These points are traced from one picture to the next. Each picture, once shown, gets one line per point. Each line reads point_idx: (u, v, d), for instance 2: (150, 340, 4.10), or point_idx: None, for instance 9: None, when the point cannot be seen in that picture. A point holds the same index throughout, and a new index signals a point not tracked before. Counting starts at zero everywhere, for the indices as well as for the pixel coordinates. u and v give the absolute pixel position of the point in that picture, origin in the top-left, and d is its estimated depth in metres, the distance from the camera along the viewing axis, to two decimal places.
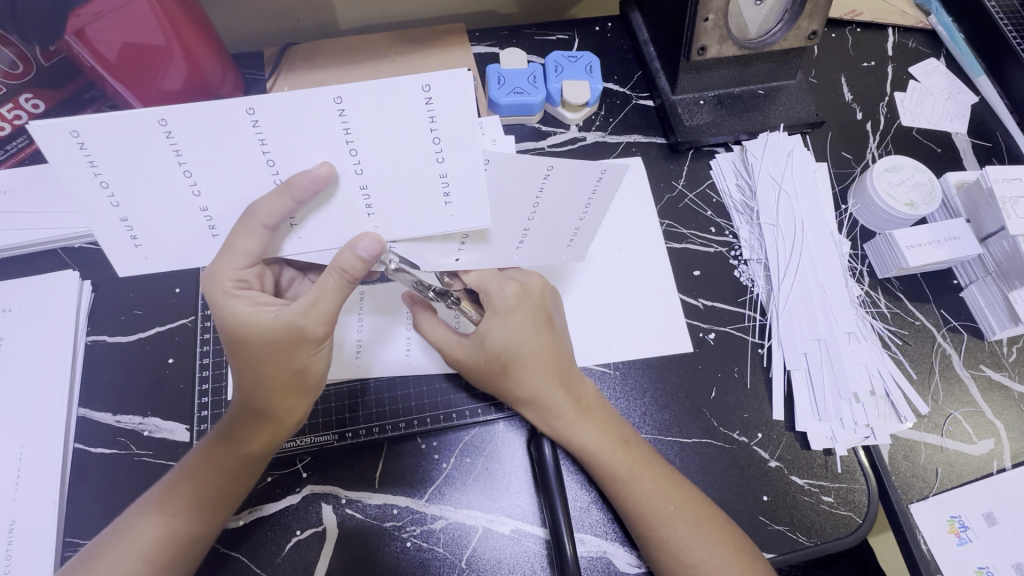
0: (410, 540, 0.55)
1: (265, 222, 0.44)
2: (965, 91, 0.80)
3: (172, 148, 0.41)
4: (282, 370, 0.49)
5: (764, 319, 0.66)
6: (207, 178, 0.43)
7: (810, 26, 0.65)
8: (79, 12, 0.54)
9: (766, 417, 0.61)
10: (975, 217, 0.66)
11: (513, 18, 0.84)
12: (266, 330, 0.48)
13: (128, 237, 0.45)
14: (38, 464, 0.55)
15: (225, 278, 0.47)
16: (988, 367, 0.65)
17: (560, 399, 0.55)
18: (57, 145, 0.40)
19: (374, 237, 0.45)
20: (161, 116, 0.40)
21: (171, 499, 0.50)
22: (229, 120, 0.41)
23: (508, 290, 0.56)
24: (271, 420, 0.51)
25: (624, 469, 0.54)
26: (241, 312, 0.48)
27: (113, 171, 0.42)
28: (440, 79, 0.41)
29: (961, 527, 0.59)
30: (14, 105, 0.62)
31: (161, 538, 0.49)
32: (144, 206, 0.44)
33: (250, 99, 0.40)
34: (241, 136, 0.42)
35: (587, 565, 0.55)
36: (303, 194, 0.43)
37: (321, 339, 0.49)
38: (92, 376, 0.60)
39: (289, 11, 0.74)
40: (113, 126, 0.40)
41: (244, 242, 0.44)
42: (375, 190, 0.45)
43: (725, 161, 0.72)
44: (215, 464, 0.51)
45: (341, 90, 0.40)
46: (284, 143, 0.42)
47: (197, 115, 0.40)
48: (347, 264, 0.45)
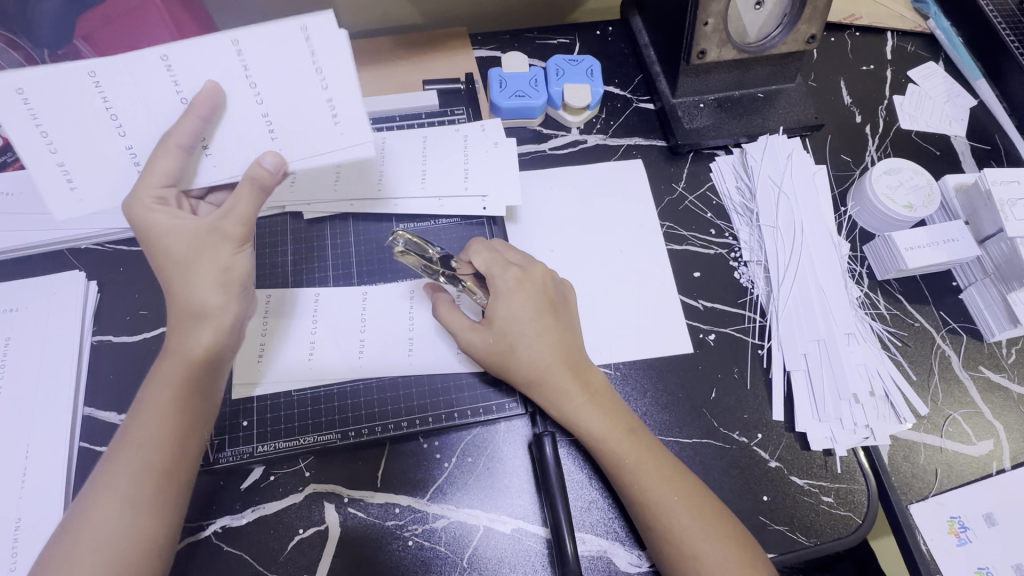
0: (412, 539, 0.56)
1: (180, 142, 0.47)
2: (964, 94, 0.80)
3: (102, 97, 0.47)
4: (206, 265, 0.48)
5: (763, 320, 0.66)
6: (132, 122, 0.48)
7: (808, 30, 0.66)
8: (87, 18, 0.55)
9: (766, 417, 0.62)
10: (974, 219, 0.67)
11: (515, 22, 0.85)
12: (190, 238, 0.48)
13: (64, 181, 0.49)
14: (45, 462, 0.56)
15: (144, 194, 0.47)
16: (988, 368, 0.65)
17: (567, 382, 0.56)
18: (71, 75, 0.45)
19: (276, 153, 0.49)
20: (162, 53, 0.46)
21: (128, 435, 0.48)
22: (216, 47, 0.46)
23: (511, 275, 0.58)
24: (201, 320, 0.49)
25: (632, 456, 0.54)
26: (164, 225, 0.48)
27: (122, 105, 0.47)
28: (316, 24, 0.46)
29: (961, 528, 0.59)
30: None
31: (125, 512, 0.46)
32: (73, 149, 0.48)
33: (235, 32, 0.46)
34: (151, 72, 0.47)
35: (588, 564, 0.55)
36: (204, 111, 0.47)
37: (241, 239, 0.49)
38: (98, 376, 0.60)
39: (293, 16, 0.75)
40: (123, 63, 0.46)
41: (163, 160, 0.47)
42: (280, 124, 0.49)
43: (725, 164, 0.73)
44: (157, 424, 0.48)
45: (236, 34, 0.46)
46: (190, 75, 0.47)
47: (192, 49, 0.46)
48: (255, 173, 0.48)
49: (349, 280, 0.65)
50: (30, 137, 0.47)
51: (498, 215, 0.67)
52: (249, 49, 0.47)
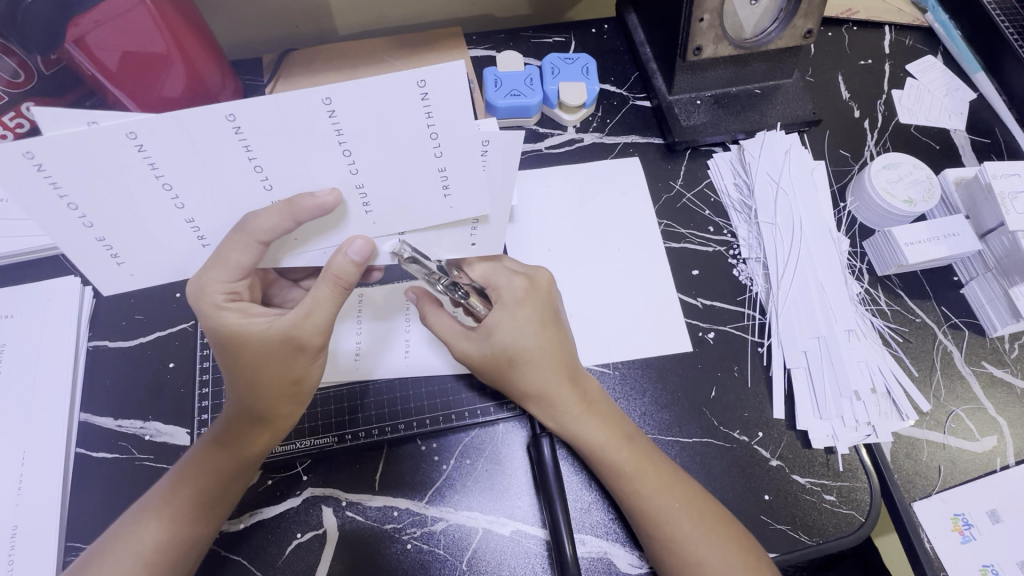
0: (411, 542, 0.55)
1: (262, 239, 0.44)
2: (963, 88, 0.79)
3: (148, 162, 0.40)
4: (279, 380, 0.49)
5: (763, 317, 0.66)
6: (190, 192, 0.43)
7: (805, 25, 0.65)
8: (79, 22, 0.53)
9: (767, 416, 0.61)
10: (975, 213, 0.66)
11: (511, 20, 0.84)
12: (260, 341, 0.47)
13: (109, 256, 0.46)
14: (41, 469, 0.55)
15: (213, 291, 0.47)
16: (990, 363, 0.65)
17: (565, 394, 0.56)
18: (115, 147, 0.39)
19: (366, 240, 0.47)
20: (230, 111, 0.38)
21: (169, 505, 0.50)
22: (306, 108, 0.39)
23: (518, 283, 0.57)
24: (267, 425, 0.51)
25: (631, 465, 0.53)
26: (233, 323, 0.48)
27: (175, 173, 0.41)
28: (438, 77, 0.39)
29: (965, 525, 0.58)
30: (17, 112, 0.64)
31: (160, 542, 0.49)
32: (116, 222, 0.43)
33: (328, 89, 0.38)
34: (225, 142, 0.40)
35: (588, 566, 0.55)
36: (307, 217, 0.43)
37: (318, 347, 0.49)
38: (94, 382, 0.60)
39: (288, 18, 0.75)
40: (173, 126, 0.39)
41: (239, 256, 0.45)
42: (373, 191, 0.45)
43: (723, 160, 0.72)
44: (209, 472, 0.50)
45: (330, 91, 0.38)
46: (271, 146, 0.41)
47: (268, 109, 0.39)
48: (342, 271, 0.46)
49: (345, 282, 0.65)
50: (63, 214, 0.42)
51: None
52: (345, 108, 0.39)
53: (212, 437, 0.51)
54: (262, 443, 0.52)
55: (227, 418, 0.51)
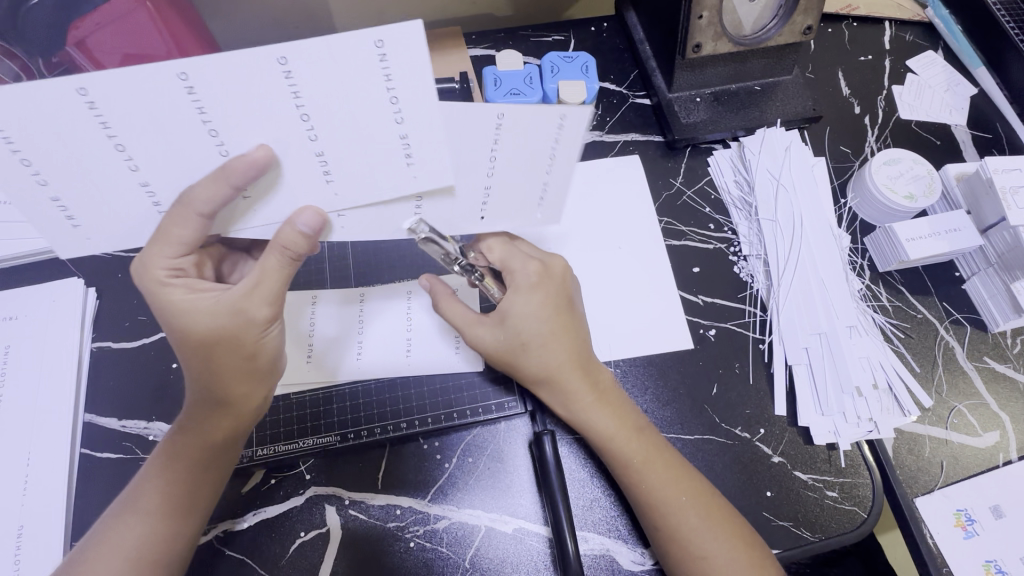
0: (414, 540, 0.56)
1: (201, 210, 0.43)
2: (964, 83, 0.79)
3: (100, 121, 0.39)
4: (235, 360, 0.49)
5: (764, 314, 0.65)
6: (233, 134, 0.41)
7: (804, 21, 0.65)
8: (79, 24, 0.54)
9: (769, 413, 0.61)
10: (976, 208, 0.66)
11: (510, 20, 0.84)
12: (204, 314, 0.47)
13: (64, 217, 0.43)
14: (45, 471, 0.56)
15: (156, 267, 0.47)
16: (992, 358, 0.65)
17: (578, 382, 0.55)
18: (62, 101, 0.37)
19: (314, 210, 0.46)
20: (280, 54, 0.37)
21: (146, 500, 0.50)
22: (353, 56, 0.38)
23: (531, 268, 0.57)
24: (228, 408, 0.51)
25: (641, 456, 0.54)
26: (179, 301, 0.47)
27: (126, 131, 0.39)
28: (394, 36, 0.37)
29: (967, 520, 0.58)
30: None
31: (142, 537, 0.49)
32: (68, 181, 0.41)
33: (379, 29, 0.37)
34: (178, 106, 0.39)
35: (590, 563, 0.55)
36: (241, 180, 0.41)
37: (267, 320, 0.48)
38: (98, 383, 0.61)
39: (289, 19, 0.75)
40: (125, 85, 0.37)
41: (179, 231, 0.44)
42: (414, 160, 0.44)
43: (724, 158, 0.72)
44: (180, 463, 0.51)
45: (382, 33, 0.37)
46: (321, 89, 0.39)
47: (221, 67, 0.37)
48: (290, 241, 0.45)
49: (346, 280, 0.65)
50: (14, 171, 0.40)
51: None
52: (395, 54, 0.38)
53: (182, 426, 0.52)
54: (232, 428, 0.52)
55: (189, 407, 0.52)
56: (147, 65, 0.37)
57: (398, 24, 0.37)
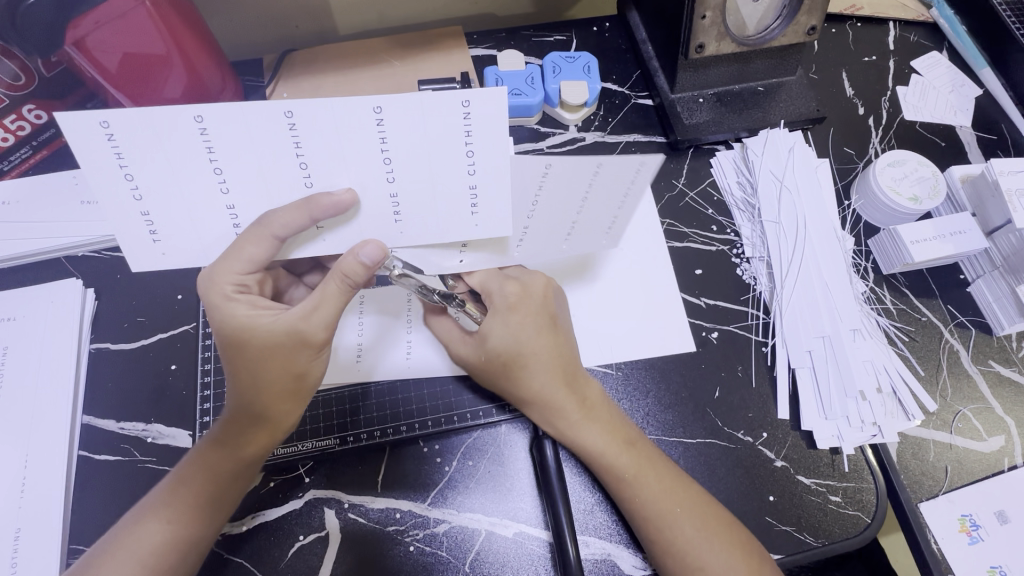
0: (413, 544, 0.55)
1: (277, 233, 0.46)
2: (968, 84, 0.79)
3: (115, 152, 0.42)
4: (279, 375, 0.49)
5: (767, 317, 0.65)
6: (236, 179, 0.45)
7: (808, 21, 0.65)
8: (79, 23, 0.53)
9: (772, 416, 0.61)
10: (981, 211, 0.65)
11: (512, 19, 0.84)
12: (264, 332, 0.49)
13: (147, 230, 0.46)
14: (43, 473, 0.55)
15: (224, 282, 0.48)
16: (997, 362, 0.64)
17: (563, 399, 0.55)
18: (180, 126, 0.42)
19: (377, 244, 0.47)
20: (287, 108, 0.41)
21: (171, 505, 0.50)
22: (357, 118, 0.42)
23: (509, 288, 0.57)
24: (266, 424, 0.51)
25: (631, 471, 0.53)
26: (241, 316, 0.49)
27: (228, 160, 0.44)
28: (483, 100, 0.42)
29: (972, 526, 0.58)
30: (17, 116, 0.64)
31: (160, 541, 0.49)
32: (166, 200, 0.45)
33: (380, 99, 0.41)
34: (276, 137, 0.43)
35: (591, 568, 0.55)
36: (322, 214, 0.45)
37: (320, 344, 0.49)
38: (96, 384, 0.60)
39: (289, 17, 0.75)
40: (235, 118, 0.42)
41: (250, 249, 0.46)
42: (406, 202, 0.47)
43: (726, 158, 0.71)
44: (208, 474, 0.51)
45: (382, 101, 0.42)
46: (320, 155, 0.44)
47: (322, 109, 0.42)
48: (348, 269, 0.47)
49: None
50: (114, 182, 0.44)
51: None
52: (393, 118, 0.42)
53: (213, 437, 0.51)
54: (266, 443, 0.52)
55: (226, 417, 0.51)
56: (258, 104, 0.41)
57: (488, 90, 0.42)
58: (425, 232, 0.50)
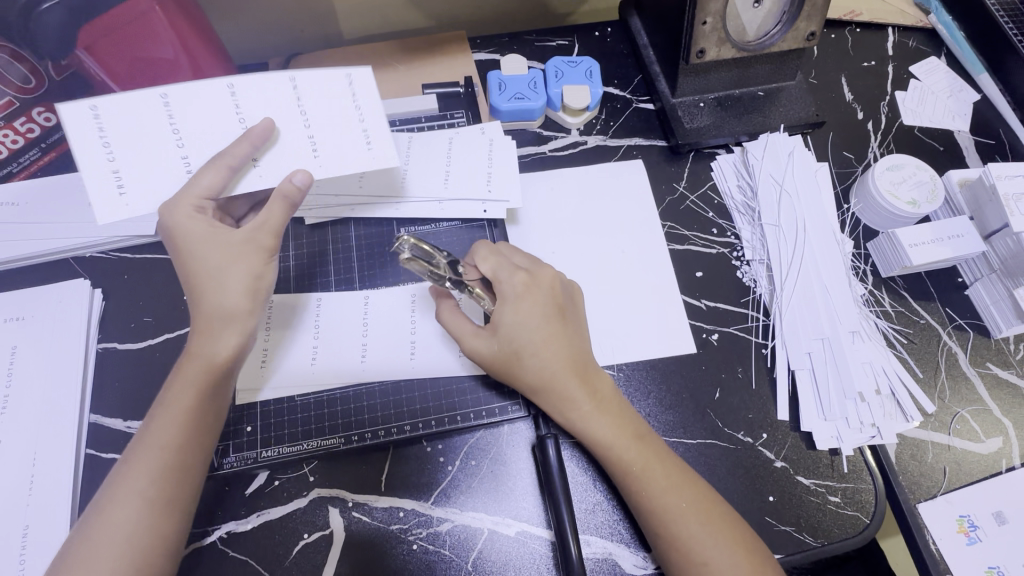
0: (417, 543, 0.56)
1: (230, 164, 0.51)
2: (966, 89, 0.79)
3: (169, 117, 0.53)
4: (236, 313, 0.51)
5: (767, 319, 0.66)
6: (189, 131, 0.53)
7: (807, 27, 0.66)
8: (90, 28, 0.54)
9: (771, 417, 0.61)
10: (979, 215, 0.66)
11: (514, 24, 0.85)
12: (222, 250, 0.51)
13: (114, 184, 0.52)
14: (50, 471, 0.56)
15: (183, 211, 0.51)
16: (995, 365, 0.65)
17: (575, 389, 0.56)
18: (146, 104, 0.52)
19: (305, 171, 0.53)
20: (229, 83, 0.53)
21: (133, 480, 0.48)
22: (278, 86, 0.54)
23: (519, 279, 0.57)
24: (221, 365, 0.51)
25: (639, 463, 0.54)
26: (197, 247, 0.51)
27: (187, 127, 0.53)
28: (359, 75, 0.55)
29: (970, 526, 0.58)
30: (28, 118, 0.67)
31: (130, 519, 0.47)
32: (127, 159, 0.52)
33: (352, 70, 0.55)
34: (217, 100, 0.53)
35: (593, 567, 0.55)
36: (256, 143, 0.52)
37: (271, 250, 0.52)
38: (103, 383, 0.61)
39: (294, 22, 0.76)
40: (192, 94, 0.53)
41: (209, 178, 0.51)
42: (322, 143, 0.55)
43: (727, 162, 0.72)
44: (162, 442, 0.49)
45: (351, 71, 0.55)
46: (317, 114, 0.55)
47: (260, 84, 0.54)
48: (285, 191, 0.52)
49: (351, 284, 0.65)
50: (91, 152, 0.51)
51: (498, 218, 0.66)
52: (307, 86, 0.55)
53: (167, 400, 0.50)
54: (219, 393, 0.51)
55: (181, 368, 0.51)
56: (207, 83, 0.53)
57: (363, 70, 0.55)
58: (346, 170, 0.56)
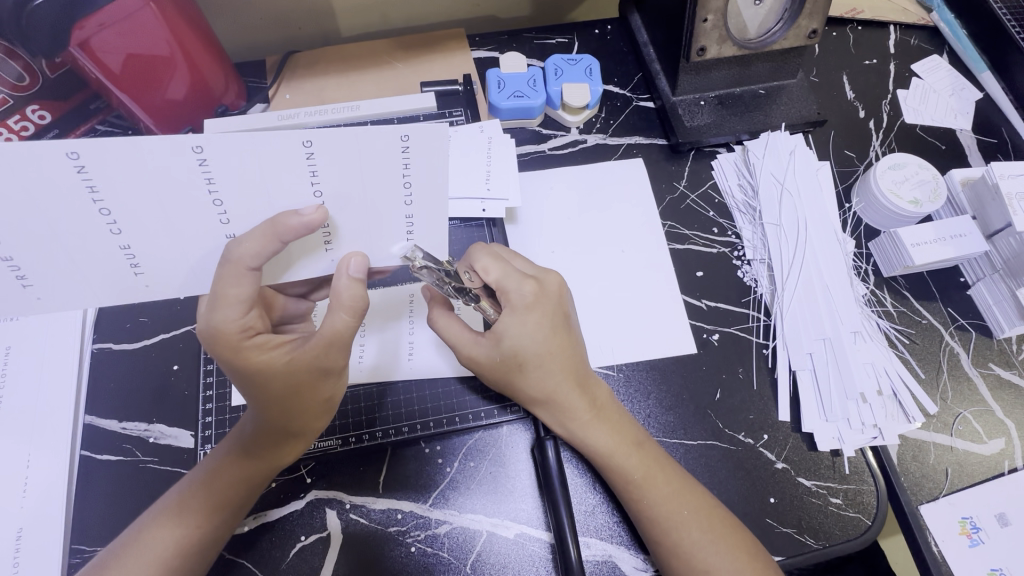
0: (415, 545, 0.55)
1: (249, 265, 0.42)
2: (968, 87, 0.79)
3: (88, 186, 0.38)
4: (310, 402, 0.50)
5: (768, 319, 0.65)
6: (130, 221, 0.41)
7: (809, 25, 0.65)
8: (84, 25, 0.53)
9: (772, 418, 0.61)
10: (982, 214, 0.66)
11: (513, 21, 0.84)
12: (286, 372, 0.46)
13: (14, 277, 0.42)
14: (45, 473, 0.55)
15: (229, 332, 0.44)
16: (998, 365, 0.64)
17: (576, 400, 0.55)
18: (55, 172, 0.37)
19: (360, 257, 0.47)
20: (196, 143, 0.37)
21: (188, 511, 0.50)
22: (284, 148, 0.39)
23: (528, 287, 0.56)
24: (295, 440, 0.52)
25: (639, 472, 0.53)
26: (257, 359, 0.45)
27: (116, 199, 0.39)
28: (420, 134, 0.40)
29: (972, 528, 0.58)
30: (22, 116, 0.65)
31: (178, 546, 0.49)
32: (28, 245, 0.41)
33: (410, 128, 0.39)
34: (186, 172, 0.39)
35: (593, 569, 0.55)
36: (290, 235, 0.42)
37: (341, 369, 0.50)
38: (98, 383, 0.60)
39: (291, 19, 0.75)
40: (119, 152, 0.37)
41: (236, 288, 0.43)
42: (339, 216, 0.44)
43: (727, 161, 0.72)
44: (226, 481, 0.51)
45: (410, 130, 0.40)
46: (330, 176, 0.41)
47: (236, 145, 0.38)
48: (349, 294, 0.46)
49: None
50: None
51: (498, 216, 0.66)
52: (325, 150, 0.39)
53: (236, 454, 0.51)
54: (285, 457, 0.53)
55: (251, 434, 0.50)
56: (159, 139, 0.37)
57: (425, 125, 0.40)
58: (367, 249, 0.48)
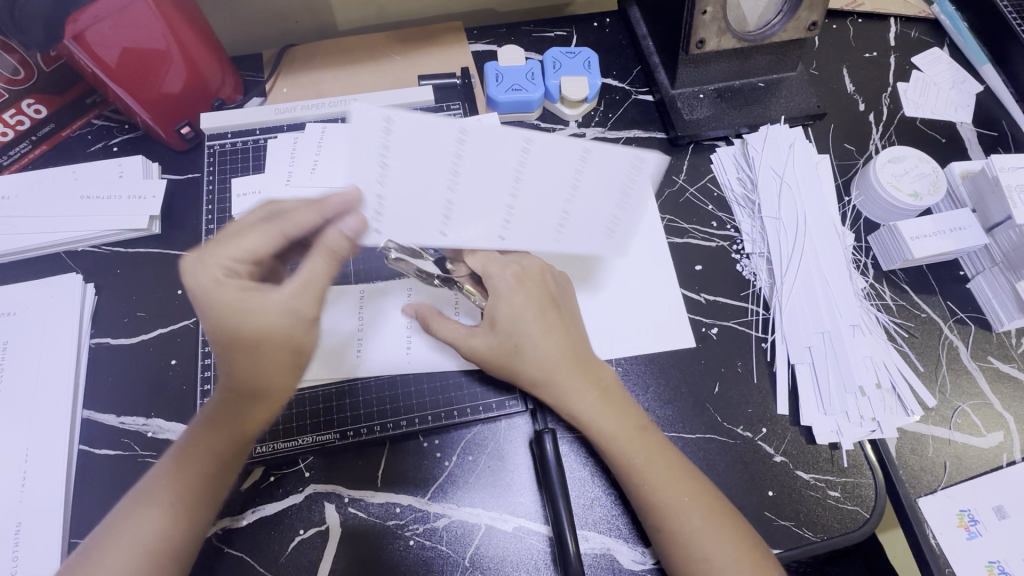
0: (413, 538, 0.55)
1: (288, 232, 0.50)
2: (969, 80, 0.79)
3: (384, 145, 0.50)
4: (278, 354, 0.48)
5: (767, 313, 0.65)
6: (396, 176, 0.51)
7: (808, 17, 0.65)
8: (79, 18, 0.53)
9: (770, 411, 0.61)
10: (982, 207, 0.65)
11: (511, 14, 0.84)
12: (255, 313, 0.46)
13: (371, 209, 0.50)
14: (44, 466, 0.55)
15: (210, 269, 0.47)
16: (997, 358, 0.64)
17: (578, 379, 0.54)
18: (446, 137, 0.51)
19: (359, 218, 0.50)
20: (526, 138, 0.52)
21: (168, 491, 0.48)
22: (569, 154, 0.53)
23: (509, 273, 0.55)
24: (261, 400, 0.49)
25: (642, 455, 0.53)
26: (229, 300, 0.46)
27: (398, 158, 0.51)
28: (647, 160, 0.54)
29: (970, 521, 0.58)
30: (17, 110, 0.65)
31: (161, 533, 0.48)
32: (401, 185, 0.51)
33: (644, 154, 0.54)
34: (444, 150, 0.51)
35: (591, 562, 0.55)
36: (331, 210, 0.49)
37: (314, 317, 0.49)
38: (96, 377, 0.60)
39: (288, 13, 0.75)
40: (419, 130, 0.51)
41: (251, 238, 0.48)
42: (574, 216, 0.53)
43: (726, 154, 0.71)
44: (202, 454, 0.49)
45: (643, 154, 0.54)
46: (577, 182, 0.53)
47: (489, 136, 0.52)
48: (336, 245, 0.49)
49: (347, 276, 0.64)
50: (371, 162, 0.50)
51: None
52: (594, 158, 0.53)
53: (209, 422, 0.49)
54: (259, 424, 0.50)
55: (221, 396, 0.49)
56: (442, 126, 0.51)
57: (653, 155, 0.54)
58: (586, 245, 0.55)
